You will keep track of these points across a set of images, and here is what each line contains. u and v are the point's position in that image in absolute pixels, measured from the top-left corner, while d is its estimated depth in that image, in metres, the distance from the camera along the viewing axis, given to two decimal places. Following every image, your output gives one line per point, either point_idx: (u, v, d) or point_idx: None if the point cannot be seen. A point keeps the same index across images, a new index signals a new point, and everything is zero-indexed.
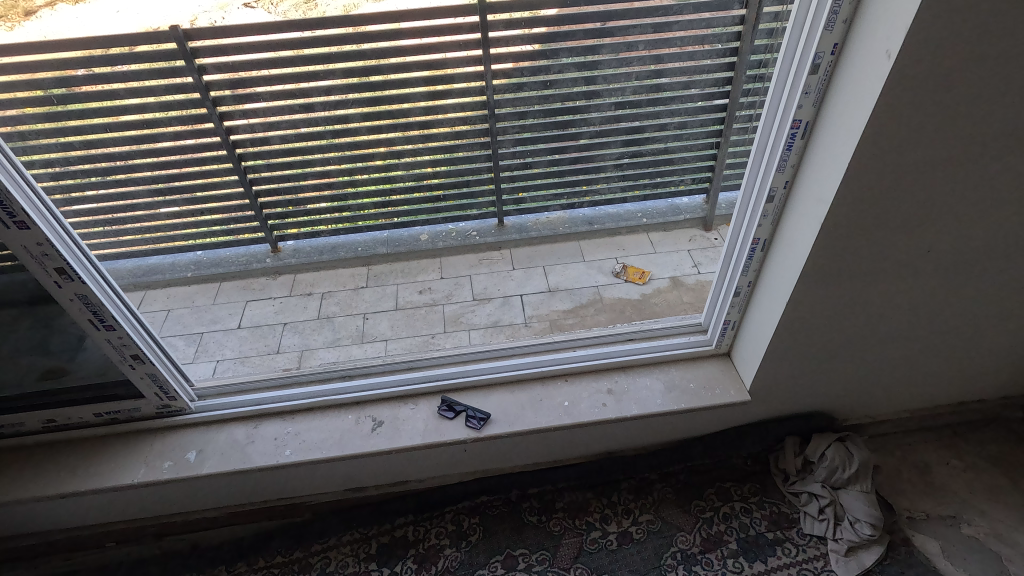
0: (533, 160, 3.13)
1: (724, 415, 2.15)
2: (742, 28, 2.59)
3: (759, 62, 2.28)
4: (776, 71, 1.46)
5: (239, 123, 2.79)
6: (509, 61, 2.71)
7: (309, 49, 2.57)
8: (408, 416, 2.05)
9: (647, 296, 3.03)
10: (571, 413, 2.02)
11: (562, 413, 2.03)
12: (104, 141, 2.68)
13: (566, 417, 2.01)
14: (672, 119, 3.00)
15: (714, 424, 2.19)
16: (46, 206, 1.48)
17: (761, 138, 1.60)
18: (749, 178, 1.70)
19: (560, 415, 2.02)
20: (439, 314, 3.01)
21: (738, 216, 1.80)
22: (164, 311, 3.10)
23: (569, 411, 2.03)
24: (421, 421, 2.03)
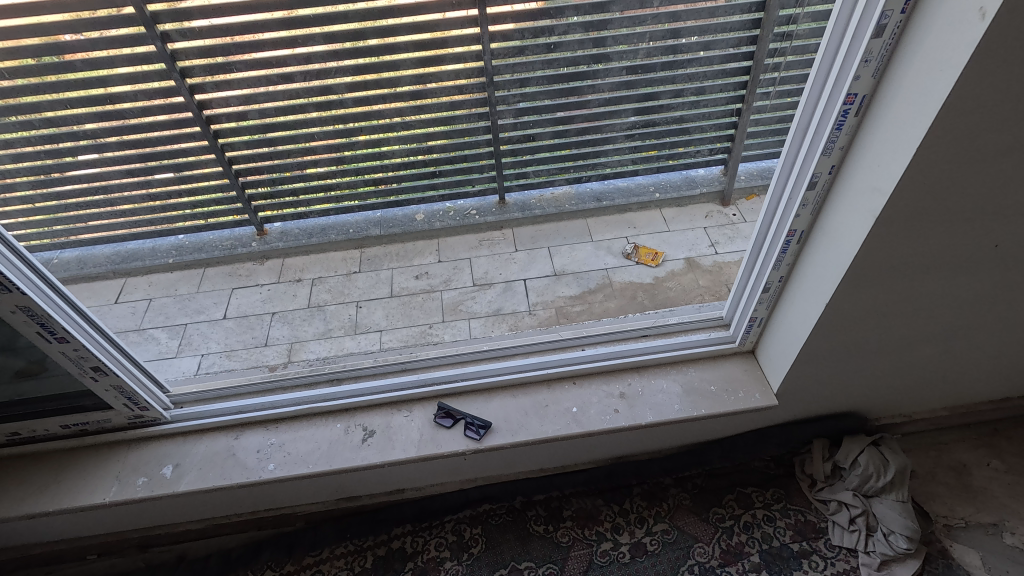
0: (536, 131, 2.86)
1: (747, 419, 1.97)
2: None
3: (790, 19, 2.01)
4: (829, 31, 1.20)
5: (213, 97, 2.54)
6: (509, 22, 2.44)
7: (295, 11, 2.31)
8: (402, 425, 1.88)
9: (660, 280, 2.80)
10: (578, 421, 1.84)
11: (569, 421, 1.85)
12: (65, 118, 2.46)
13: (574, 425, 1.84)
14: (689, 84, 2.74)
15: (737, 427, 2.01)
16: None
17: (805, 112, 1.36)
18: (787, 160, 1.47)
19: (567, 422, 1.84)
20: (437, 303, 2.79)
21: (771, 204, 1.57)
22: (145, 300, 2.92)
23: (576, 419, 1.85)
24: (416, 430, 1.86)
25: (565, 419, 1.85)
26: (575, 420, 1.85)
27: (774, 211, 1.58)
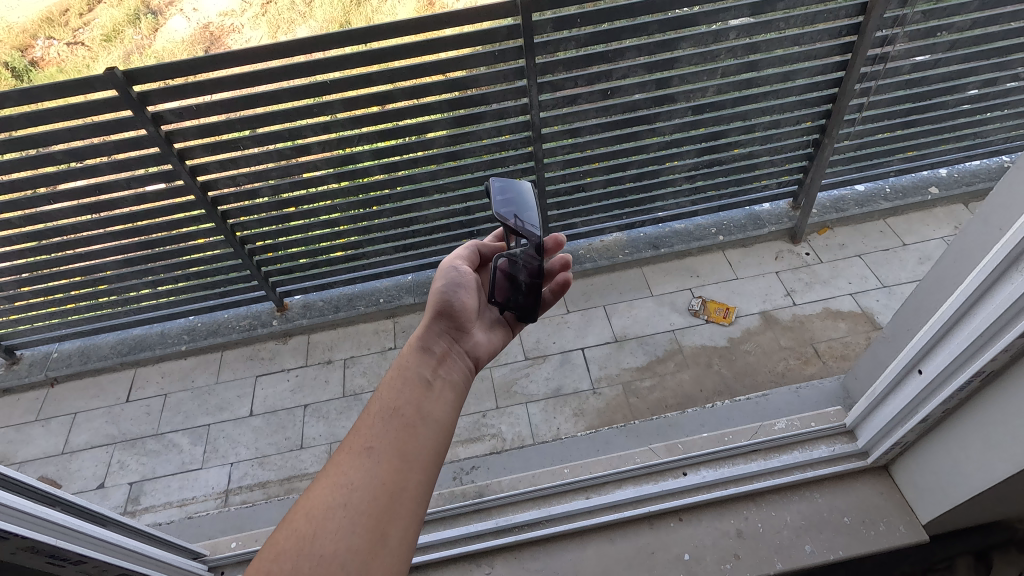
0: (587, 181, 2.51)
1: (889, 556, 1.66)
2: (866, 18, 2.05)
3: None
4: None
5: (218, 176, 2.21)
6: (559, 69, 2.09)
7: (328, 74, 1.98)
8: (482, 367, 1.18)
9: (736, 342, 2.47)
10: (357, 464, 0.80)
11: (421, 487, 0.81)
12: (51, 215, 2.24)
13: (388, 444, 0.84)
14: (762, 119, 2.40)
15: (882, 562, 1.67)
16: None
17: (991, 266, 1.12)
18: (959, 301, 1.22)
19: (416, 489, 0.80)
20: (487, 385, 2.47)
21: (939, 330, 1.31)
22: (160, 397, 2.62)
23: (360, 443, 0.84)
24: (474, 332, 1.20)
25: (430, 463, 0.85)
26: (353, 507, 0.75)
27: (942, 340, 1.32)
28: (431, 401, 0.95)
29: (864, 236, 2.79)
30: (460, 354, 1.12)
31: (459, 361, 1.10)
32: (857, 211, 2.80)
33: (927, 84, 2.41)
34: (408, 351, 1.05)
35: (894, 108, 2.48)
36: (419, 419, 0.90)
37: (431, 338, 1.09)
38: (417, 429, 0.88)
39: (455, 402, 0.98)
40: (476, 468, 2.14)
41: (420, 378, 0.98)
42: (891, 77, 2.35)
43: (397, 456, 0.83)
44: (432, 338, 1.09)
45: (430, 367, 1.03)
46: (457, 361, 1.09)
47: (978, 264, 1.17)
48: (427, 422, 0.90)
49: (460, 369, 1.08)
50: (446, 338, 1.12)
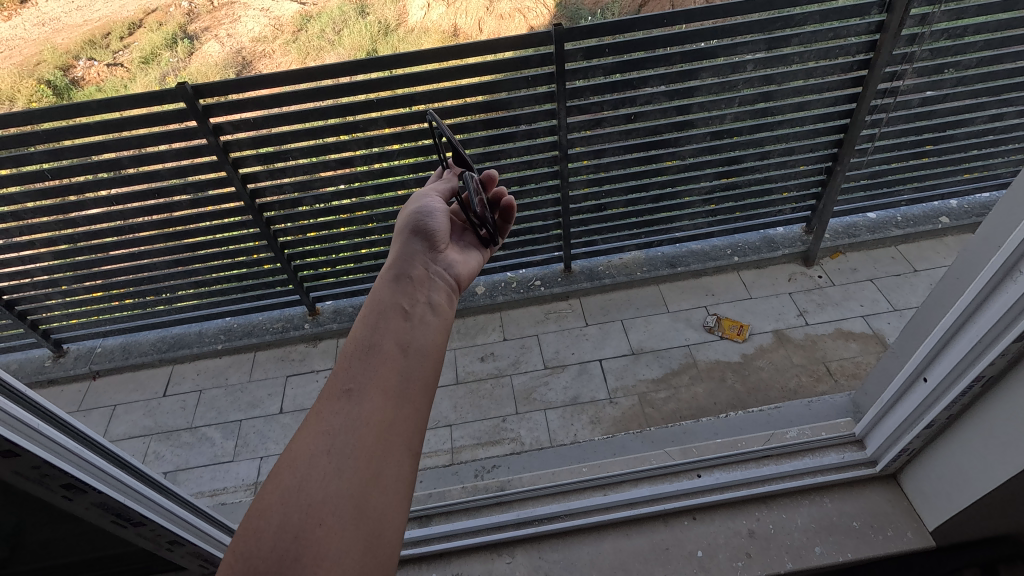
0: (608, 201, 2.65)
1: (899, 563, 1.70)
2: (875, 55, 2.20)
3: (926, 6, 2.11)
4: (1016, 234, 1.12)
5: (266, 184, 2.41)
6: (586, 94, 2.26)
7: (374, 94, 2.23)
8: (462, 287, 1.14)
9: (749, 358, 2.56)
10: (339, 406, 0.75)
11: (411, 420, 0.77)
12: (111, 216, 2.43)
13: (371, 383, 0.79)
14: (777, 146, 2.53)
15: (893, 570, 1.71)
16: (55, 417, 1.14)
17: (988, 277, 1.21)
18: (959, 310, 1.32)
19: (406, 423, 0.76)
20: (507, 392, 2.57)
21: (939, 341, 1.40)
22: (195, 393, 2.74)
23: (340, 385, 0.78)
24: (446, 256, 1.17)
25: (417, 395, 0.80)
26: (339, 450, 0.71)
27: (943, 349, 1.41)
28: (412, 333, 0.88)
29: (876, 262, 2.88)
30: (439, 278, 1.07)
31: (439, 285, 1.05)
32: (869, 237, 2.90)
33: (936, 118, 2.54)
34: (381, 286, 0.99)
35: (904, 139, 2.60)
36: (399, 351, 0.84)
37: (402, 268, 1.06)
38: (398, 363, 0.83)
39: (438, 328, 0.92)
40: (498, 467, 2.23)
41: (396, 308, 0.92)
42: (901, 110, 2.48)
43: (376, 388, 0.78)
44: (403, 271, 1.05)
45: (405, 295, 0.96)
46: (436, 284, 1.04)
47: (973, 276, 1.27)
48: (407, 353, 0.85)
49: (441, 292, 1.04)
50: (419, 266, 1.08)
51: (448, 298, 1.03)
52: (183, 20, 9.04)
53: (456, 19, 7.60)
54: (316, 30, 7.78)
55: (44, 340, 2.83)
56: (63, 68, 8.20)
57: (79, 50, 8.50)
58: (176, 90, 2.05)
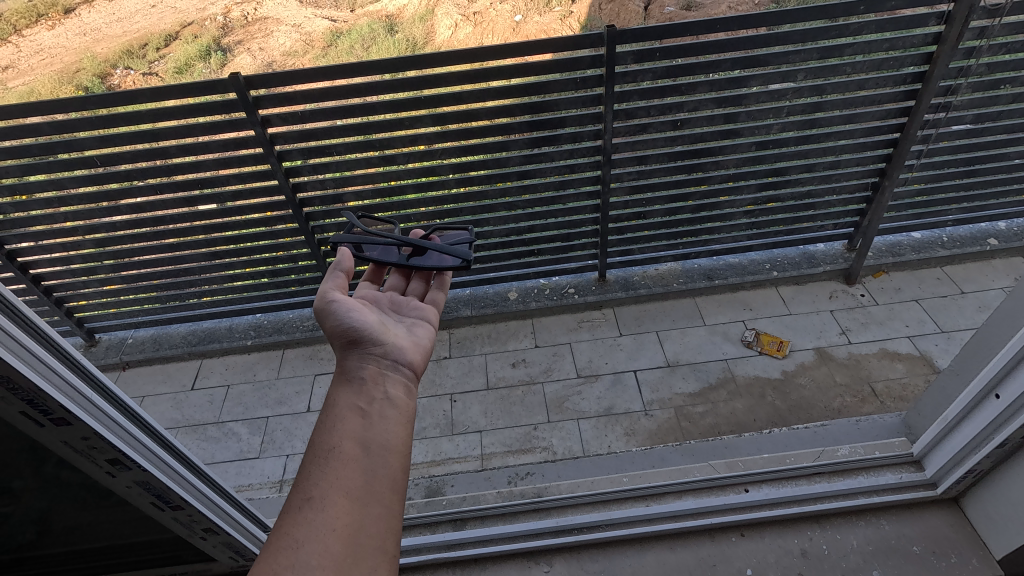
0: (648, 209, 2.62)
1: None
2: (930, 67, 2.17)
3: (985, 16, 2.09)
4: None
5: (308, 179, 2.42)
6: (634, 98, 2.24)
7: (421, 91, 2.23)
8: (423, 363, 1.10)
9: (790, 375, 2.47)
10: (302, 518, 0.74)
11: (381, 523, 0.77)
12: (154, 205, 2.45)
13: (333, 490, 0.77)
14: (823, 159, 2.49)
15: None
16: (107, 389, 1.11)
17: None
18: None
19: (375, 527, 0.76)
20: (539, 399, 2.51)
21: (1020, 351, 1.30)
22: (223, 387, 2.73)
23: (301, 496, 0.77)
24: (398, 335, 1.12)
25: (384, 494, 0.79)
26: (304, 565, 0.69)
27: (1018, 364, 1.34)
28: (374, 428, 0.87)
29: (920, 282, 2.80)
30: (392, 365, 1.02)
31: (392, 374, 1.00)
32: (914, 256, 2.83)
33: (989, 135, 2.48)
34: (334, 387, 0.95)
35: (954, 156, 2.54)
36: (361, 449, 0.83)
37: (348, 367, 0.99)
38: (361, 462, 0.81)
39: (401, 418, 0.90)
40: (531, 474, 2.18)
41: (355, 403, 0.90)
42: (953, 126, 2.42)
43: (340, 492, 0.77)
44: (350, 366, 0.99)
45: (362, 391, 0.93)
46: (389, 374, 0.99)
47: None
48: (369, 450, 0.83)
49: (397, 381, 0.99)
50: (369, 358, 1.02)
51: (406, 386, 1.00)
52: (219, 33, 9.31)
53: (485, 39, 7.72)
54: (347, 46, 7.93)
55: (78, 329, 2.85)
56: (101, 76, 8.45)
57: (117, 59, 8.80)
58: (229, 81, 2.07)
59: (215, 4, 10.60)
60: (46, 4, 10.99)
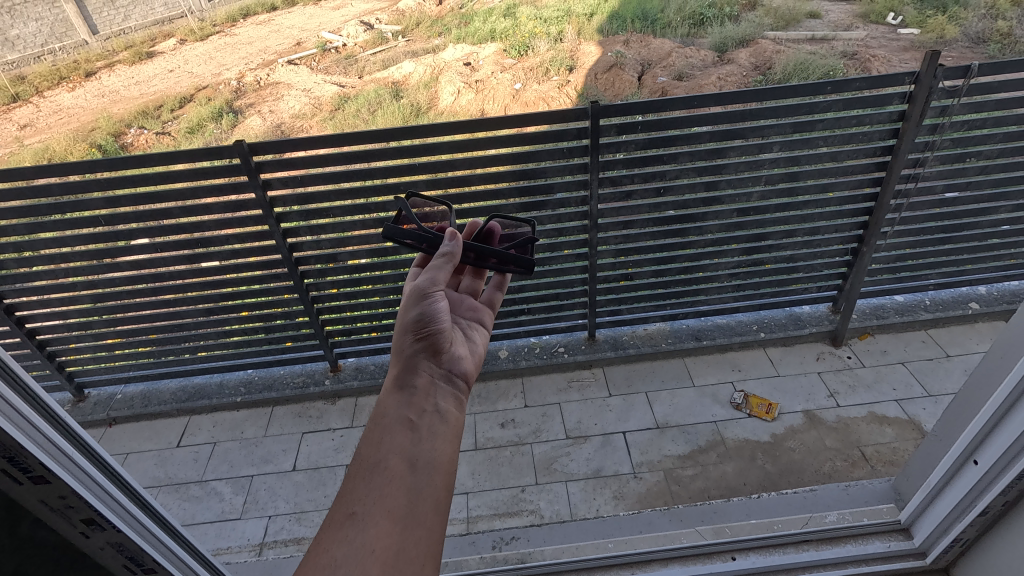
0: (635, 271, 2.69)
1: None
2: (896, 141, 2.30)
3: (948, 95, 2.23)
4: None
5: (305, 240, 2.51)
6: (618, 167, 2.36)
7: (416, 158, 2.35)
8: (471, 378, 1.17)
9: (779, 439, 2.46)
10: (345, 532, 0.76)
11: (421, 542, 0.78)
12: (154, 262, 2.53)
13: (375, 506, 0.80)
14: (803, 225, 2.58)
15: None
16: (81, 447, 1.12)
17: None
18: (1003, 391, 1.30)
19: (415, 545, 0.77)
20: (527, 460, 2.48)
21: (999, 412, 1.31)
22: (209, 445, 2.70)
23: (345, 510, 0.80)
24: (454, 345, 1.19)
25: (425, 515, 0.81)
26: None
27: (992, 431, 1.36)
28: (418, 449, 0.90)
29: (906, 345, 2.84)
30: (445, 380, 1.10)
31: (443, 386, 1.07)
32: (898, 319, 2.87)
33: (960, 204, 2.59)
34: (388, 393, 1.02)
35: (930, 224, 2.64)
36: (407, 467, 0.86)
37: (411, 369, 1.07)
38: (405, 481, 0.84)
39: (447, 437, 0.95)
40: (517, 539, 2.13)
41: (403, 421, 0.94)
42: (925, 196, 2.53)
43: (381, 511, 0.80)
44: (408, 374, 1.05)
45: (414, 403, 0.99)
46: (442, 388, 1.06)
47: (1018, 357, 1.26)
48: (415, 468, 0.87)
49: (447, 395, 1.06)
50: (425, 367, 1.09)
51: (455, 401, 1.06)
52: (231, 97, 9.78)
53: (485, 105, 8.11)
54: (352, 110, 8.31)
55: (68, 384, 2.85)
56: (114, 135, 8.81)
57: (132, 119, 9.22)
58: (233, 148, 2.20)
59: (230, 70, 11.18)
60: (68, 68, 11.59)
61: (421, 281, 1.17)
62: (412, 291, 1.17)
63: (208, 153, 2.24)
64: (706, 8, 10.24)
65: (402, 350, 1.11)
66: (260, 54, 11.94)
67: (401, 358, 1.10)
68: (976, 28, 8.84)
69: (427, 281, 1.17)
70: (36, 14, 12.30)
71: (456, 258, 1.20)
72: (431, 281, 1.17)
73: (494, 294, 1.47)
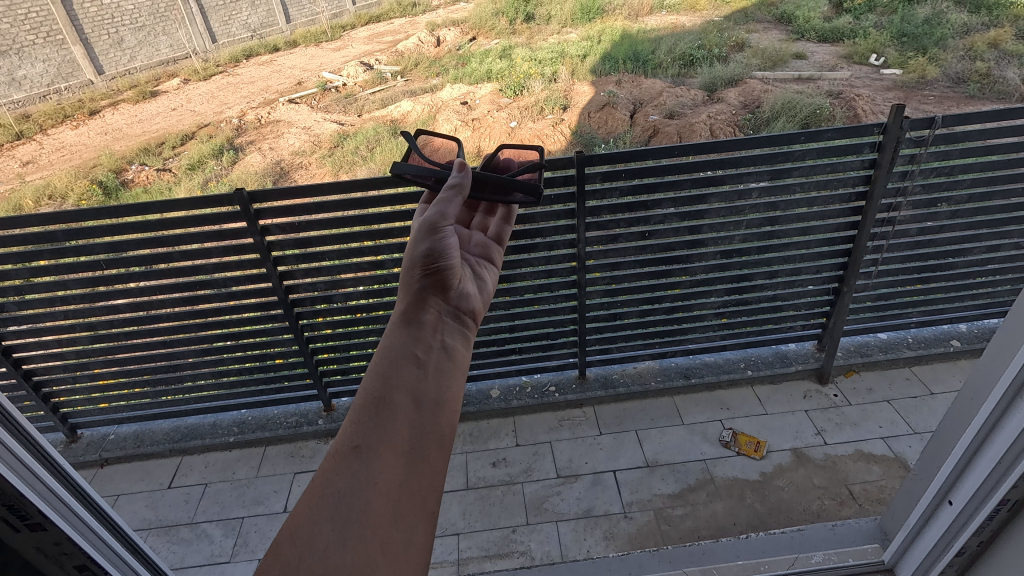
0: (623, 310, 2.76)
1: None
2: (869, 187, 2.41)
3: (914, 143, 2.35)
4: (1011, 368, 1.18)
5: (301, 282, 2.58)
6: (604, 212, 2.46)
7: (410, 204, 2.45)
8: (478, 316, 1.08)
9: (768, 477, 2.49)
10: (346, 465, 0.70)
11: (427, 479, 0.73)
12: (152, 304, 2.59)
13: (380, 441, 0.73)
14: (784, 266, 2.67)
15: None
16: (69, 494, 1.12)
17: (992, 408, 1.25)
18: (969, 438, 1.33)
19: (421, 483, 0.72)
20: (518, 499, 2.49)
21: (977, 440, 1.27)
22: (200, 485, 2.70)
23: (347, 443, 0.73)
24: (461, 282, 1.09)
25: (432, 452, 0.75)
26: (347, 514, 0.66)
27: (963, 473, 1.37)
28: (426, 384, 0.82)
29: (891, 383, 2.89)
30: (454, 316, 1.01)
31: (451, 324, 0.98)
32: (883, 357, 2.93)
33: (935, 246, 2.68)
34: (393, 327, 0.91)
35: (907, 264, 2.73)
36: (414, 403, 0.79)
37: (417, 303, 0.97)
38: (412, 417, 0.77)
39: (455, 374, 0.87)
40: None
41: (411, 355, 0.85)
42: (900, 238, 2.63)
43: (386, 446, 0.73)
44: (416, 309, 0.95)
45: (421, 338, 0.90)
46: (451, 325, 0.97)
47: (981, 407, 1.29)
48: (421, 404, 0.79)
49: (457, 332, 0.97)
50: (433, 304, 0.99)
51: (463, 338, 0.98)
52: (232, 135, 9.99)
53: (481, 143, 8.32)
54: (351, 147, 8.51)
55: (61, 424, 2.86)
56: (115, 171, 8.96)
57: (133, 157, 9.39)
58: (233, 195, 2.29)
59: (231, 109, 11.44)
60: (72, 107, 11.85)
61: (430, 213, 1.07)
62: (421, 224, 1.06)
63: (209, 200, 2.33)
64: (695, 49, 10.61)
65: (409, 286, 1.01)
66: (262, 93, 12.24)
67: (408, 293, 1.00)
68: (956, 69, 9.17)
69: (434, 215, 1.07)
70: (44, 55, 12.38)
71: (465, 190, 1.13)
72: (441, 214, 1.07)
73: (503, 228, 1.39)
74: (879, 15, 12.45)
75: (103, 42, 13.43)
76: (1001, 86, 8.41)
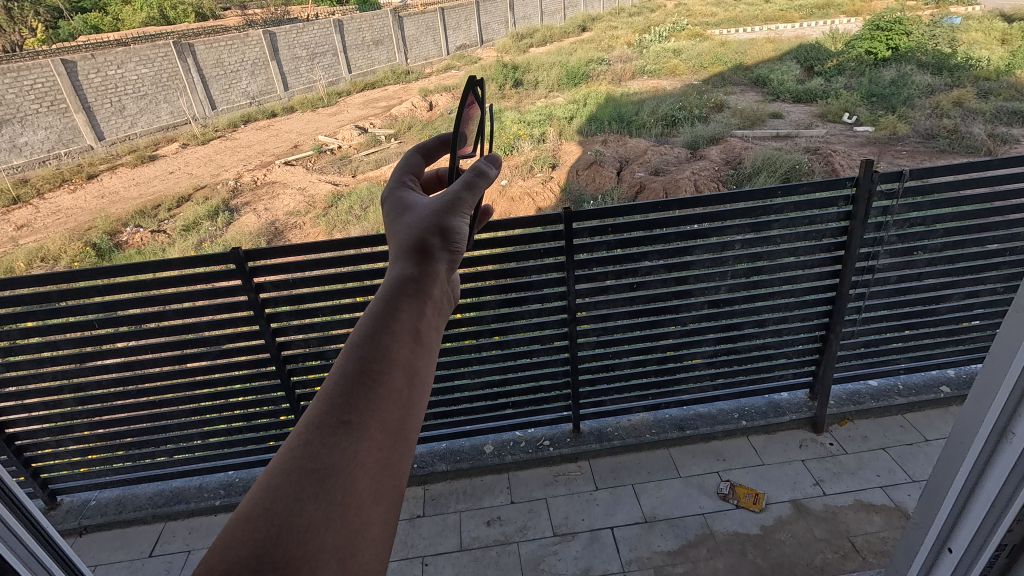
0: (615, 361, 2.77)
1: None
2: (847, 237, 2.50)
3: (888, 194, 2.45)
4: (999, 397, 1.07)
5: (293, 338, 2.58)
6: (593, 265, 2.52)
7: None
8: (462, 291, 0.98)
9: (769, 530, 2.43)
10: (333, 442, 0.61)
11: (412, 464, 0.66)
12: (143, 363, 2.57)
13: (371, 418, 0.65)
14: (771, 314, 2.72)
15: None
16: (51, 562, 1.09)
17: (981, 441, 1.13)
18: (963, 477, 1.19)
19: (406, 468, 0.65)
20: (513, 560, 2.42)
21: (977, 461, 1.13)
22: (183, 553, 2.60)
23: (335, 417, 0.64)
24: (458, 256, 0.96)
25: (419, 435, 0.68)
26: (332, 499, 0.58)
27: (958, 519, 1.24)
28: (420, 360, 0.74)
29: (885, 431, 2.89)
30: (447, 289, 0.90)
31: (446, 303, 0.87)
32: (875, 404, 2.93)
33: (916, 292, 2.75)
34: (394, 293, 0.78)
35: (890, 311, 2.79)
36: (407, 379, 0.71)
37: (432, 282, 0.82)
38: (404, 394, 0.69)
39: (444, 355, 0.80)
40: None
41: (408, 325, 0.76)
42: (880, 285, 2.71)
43: (378, 424, 0.65)
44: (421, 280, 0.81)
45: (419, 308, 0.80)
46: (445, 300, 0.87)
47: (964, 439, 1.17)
48: (414, 382, 0.71)
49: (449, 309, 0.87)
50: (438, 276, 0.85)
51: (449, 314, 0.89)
52: (228, 196, 10.18)
53: None
54: (346, 207, 8.69)
55: (40, 491, 2.76)
56: (111, 233, 9.05)
57: (129, 218, 9.51)
58: (230, 254, 2.33)
59: (229, 171, 11.71)
60: (71, 171, 12.07)
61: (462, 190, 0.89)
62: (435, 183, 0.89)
63: (206, 258, 2.37)
64: (677, 110, 11.12)
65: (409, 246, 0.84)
66: (259, 157, 12.58)
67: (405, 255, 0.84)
68: (924, 126, 9.62)
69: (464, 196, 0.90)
70: (47, 122, 12.66)
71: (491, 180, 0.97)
72: (467, 187, 0.89)
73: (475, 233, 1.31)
74: (849, 77, 13.19)
75: (105, 110, 13.85)
76: (969, 141, 8.83)
